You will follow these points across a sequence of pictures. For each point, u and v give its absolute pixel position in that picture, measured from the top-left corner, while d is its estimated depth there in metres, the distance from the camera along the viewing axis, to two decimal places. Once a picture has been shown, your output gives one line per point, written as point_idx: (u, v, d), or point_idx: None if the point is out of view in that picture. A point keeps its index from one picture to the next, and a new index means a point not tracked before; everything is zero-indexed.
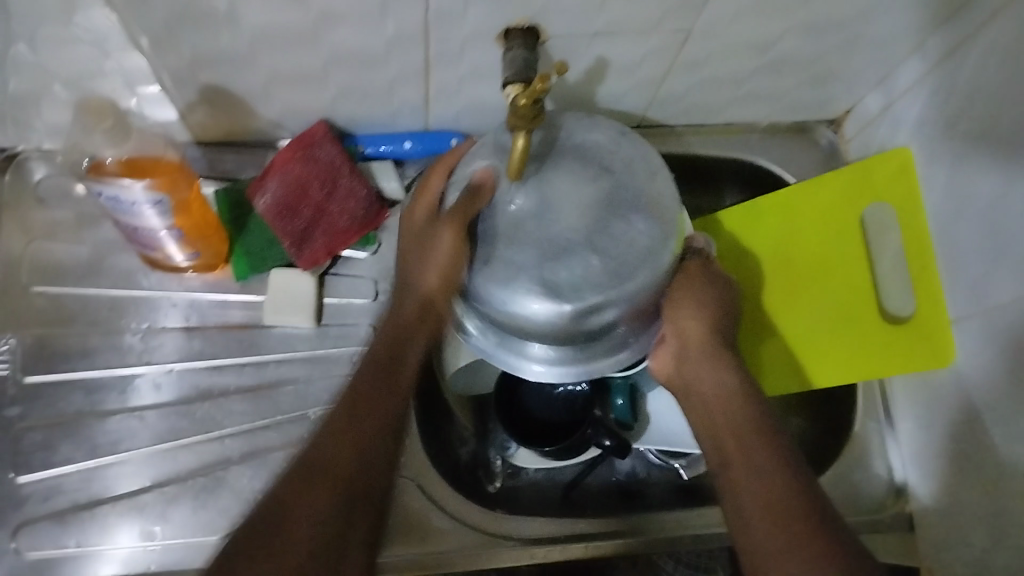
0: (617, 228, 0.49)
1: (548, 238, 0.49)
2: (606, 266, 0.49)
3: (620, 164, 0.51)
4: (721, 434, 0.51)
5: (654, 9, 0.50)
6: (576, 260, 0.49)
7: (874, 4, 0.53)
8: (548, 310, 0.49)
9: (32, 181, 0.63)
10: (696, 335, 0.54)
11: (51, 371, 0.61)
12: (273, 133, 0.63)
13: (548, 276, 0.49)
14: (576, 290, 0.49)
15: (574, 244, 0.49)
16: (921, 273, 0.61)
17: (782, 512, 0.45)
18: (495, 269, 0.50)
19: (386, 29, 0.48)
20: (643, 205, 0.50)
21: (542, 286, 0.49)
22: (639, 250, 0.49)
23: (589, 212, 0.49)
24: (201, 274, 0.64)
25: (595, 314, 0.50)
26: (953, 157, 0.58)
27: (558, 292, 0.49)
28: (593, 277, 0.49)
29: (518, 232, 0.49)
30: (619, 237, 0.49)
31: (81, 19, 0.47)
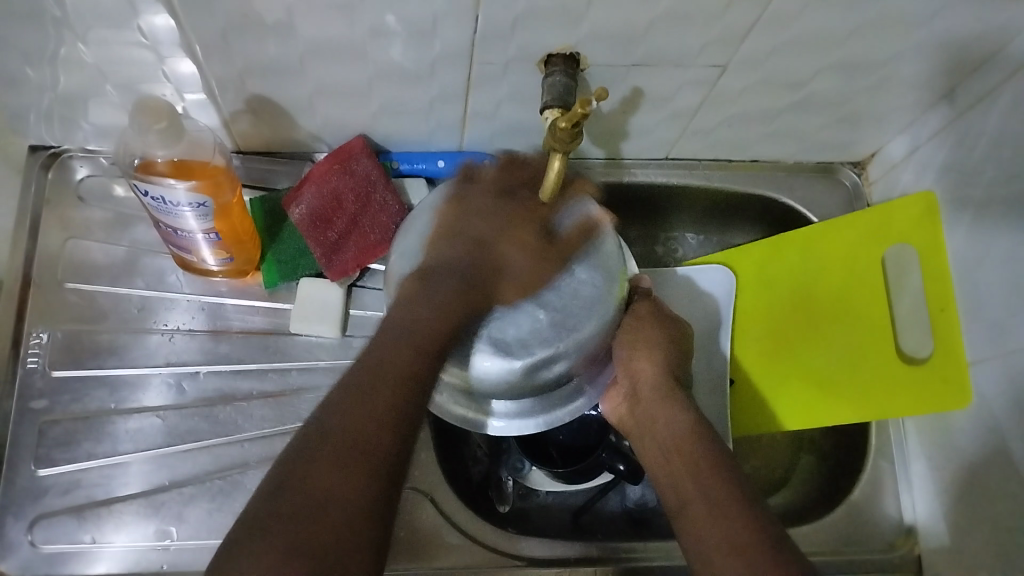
0: (564, 281, 0.51)
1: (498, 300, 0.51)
2: (552, 321, 0.51)
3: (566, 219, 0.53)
4: (674, 467, 0.53)
5: (693, 44, 0.51)
6: (523, 318, 0.51)
7: (911, 47, 0.54)
8: (499, 366, 0.51)
9: (74, 181, 0.65)
10: (648, 380, 0.58)
11: (79, 367, 0.62)
12: (311, 145, 0.64)
13: (495, 334, 0.51)
14: (522, 345, 0.51)
15: (520, 302, 0.51)
16: (942, 320, 0.61)
17: (735, 525, 0.47)
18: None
19: (433, 47, 0.50)
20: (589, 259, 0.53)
21: (493, 345, 0.51)
22: (582, 302, 0.52)
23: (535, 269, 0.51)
24: (229, 278, 0.65)
25: (545, 366, 0.51)
26: (975, 201, 0.59)
27: (508, 350, 0.51)
28: (543, 332, 0.51)
29: None
30: (563, 292, 0.51)
31: (141, 22, 0.47)
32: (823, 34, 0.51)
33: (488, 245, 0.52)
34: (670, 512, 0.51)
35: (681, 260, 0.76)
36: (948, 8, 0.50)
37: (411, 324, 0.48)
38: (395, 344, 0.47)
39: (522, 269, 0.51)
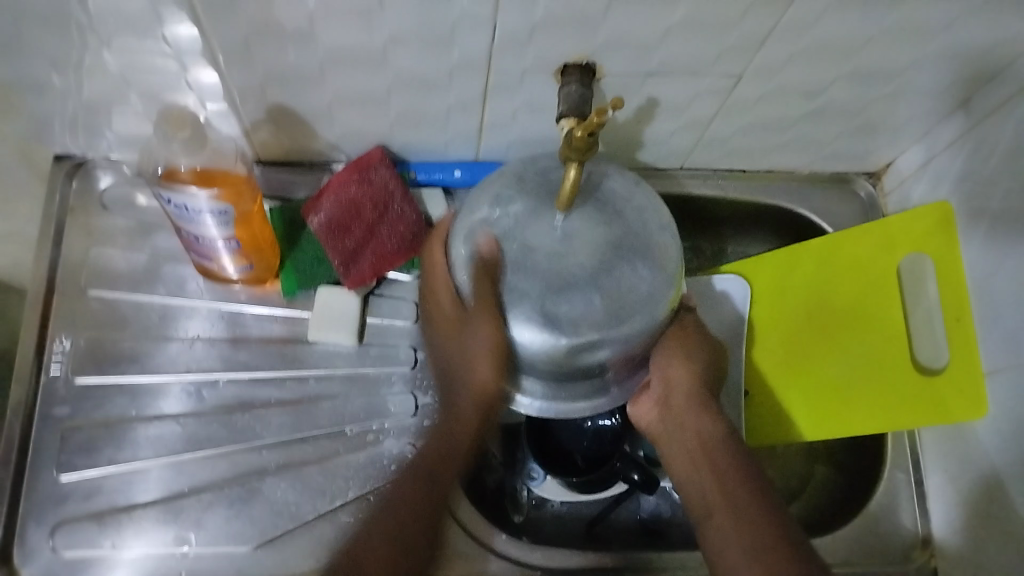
0: (623, 274, 0.49)
1: (553, 272, 0.49)
2: (606, 308, 0.48)
3: (634, 212, 0.52)
4: (703, 477, 0.54)
5: (707, 53, 0.51)
6: (578, 298, 0.48)
7: (925, 56, 0.54)
8: (542, 339, 0.49)
9: (97, 190, 0.67)
10: (681, 382, 0.57)
11: (100, 373, 0.62)
12: (329, 155, 0.65)
13: (549, 308, 0.48)
14: (572, 324, 0.48)
15: (578, 281, 0.48)
16: (958, 331, 0.60)
17: (761, 533, 0.49)
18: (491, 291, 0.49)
19: (450, 56, 0.51)
20: (649, 254, 0.50)
21: (543, 318, 0.48)
22: (639, 296, 0.49)
23: (597, 254, 0.49)
24: (248, 286, 0.66)
25: (588, 352, 0.49)
26: (991, 208, 0.59)
27: (558, 325, 0.48)
28: (596, 317, 0.48)
29: (526, 262, 0.49)
30: (624, 281, 0.49)
31: (165, 32, 0.48)
32: (837, 44, 0.52)
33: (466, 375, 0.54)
34: (693, 518, 0.53)
35: (695, 271, 0.76)
36: (962, 17, 0.50)
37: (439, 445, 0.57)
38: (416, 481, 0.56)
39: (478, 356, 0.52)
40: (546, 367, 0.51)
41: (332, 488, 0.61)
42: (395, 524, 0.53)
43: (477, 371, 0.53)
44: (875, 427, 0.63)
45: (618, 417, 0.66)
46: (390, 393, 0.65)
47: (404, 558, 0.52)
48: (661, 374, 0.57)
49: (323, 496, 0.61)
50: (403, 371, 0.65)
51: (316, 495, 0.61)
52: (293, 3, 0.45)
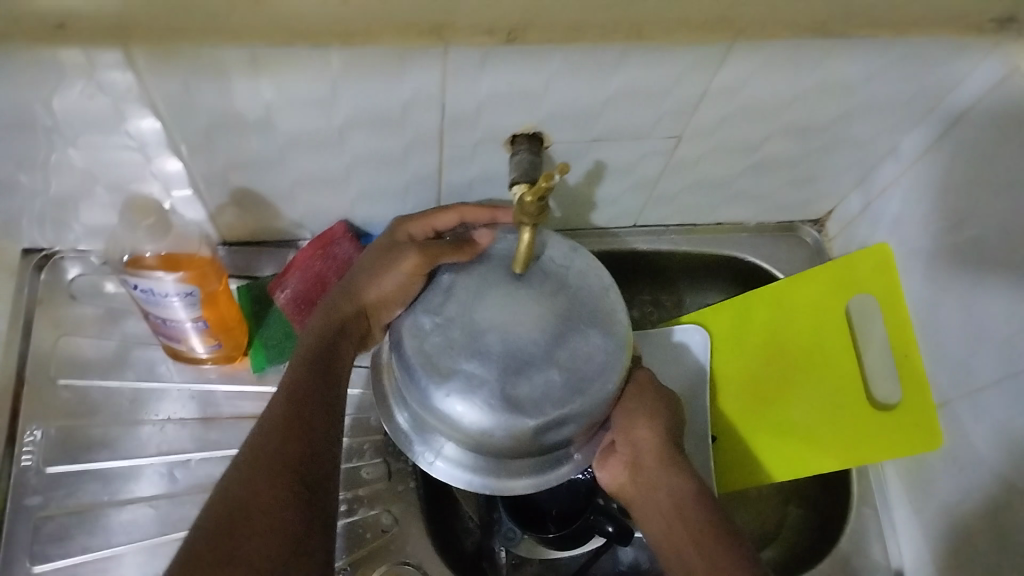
0: (579, 344, 0.51)
1: (511, 352, 0.50)
2: (566, 382, 0.50)
3: (575, 278, 0.54)
4: (683, 544, 0.55)
5: (647, 118, 0.54)
6: (538, 375, 0.50)
7: (852, 110, 0.58)
8: (504, 422, 0.49)
9: (66, 280, 0.68)
10: (648, 446, 0.59)
11: (72, 462, 0.62)
12: (293, 232, 0.67)
13: (509, 391, 0.49)
14: (535, 406, 0.49)
15: (536, 357, 0.50)
16: (908, 377, 0.63)
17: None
18: (452, 378, 0.50)
19: (404, 134, 0.53)
20: (599, 321, 0.52)
21: (505, 401, 0.49)
22: (596, 366, 0.51)
23: (548, 327, 0.51)
24: (218, 365, 0.67)
25: (555, 428, 0.50)
26: (930, 247, 0.63)
27: (521, 408, 0.49)
28: (557, 392, 0.50)
29: (481, 341, 0.50)
30: (578, 352, 0.51)
31: (129, 126, 0.50)
32: (769, 102, 0.55)
33: (360, 286, 0.57)
34: None
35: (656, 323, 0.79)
36: (881, 73, 0.54)
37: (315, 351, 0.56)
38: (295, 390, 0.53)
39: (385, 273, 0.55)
40: (508, 448, 0.52)
41: None
42: (293, 428, 0.51)
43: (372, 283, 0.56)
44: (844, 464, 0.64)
45: (590, 472, 0.67)
46: (362, 462, 0.66)
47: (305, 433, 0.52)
48: (627, 439, 0.59)
49: None
50: (374, 441, 0.67)
51: None
52: (251, 94, 0.47)
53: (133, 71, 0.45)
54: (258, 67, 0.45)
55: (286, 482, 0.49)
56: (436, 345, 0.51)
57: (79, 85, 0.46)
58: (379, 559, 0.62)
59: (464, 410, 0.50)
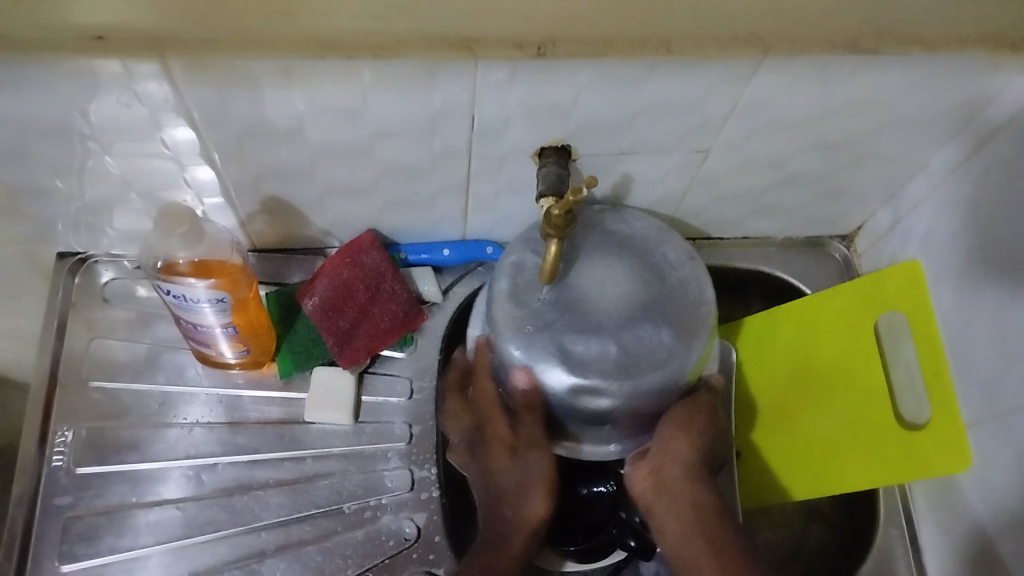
0: (648, 333, 0.53)
1: (582, 316, 0.53)
2: (620, 360, 0.53)
3: (677, 280, 0.56)
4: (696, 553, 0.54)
5: (674, 132, 0.55)
6: (596, 342, 0.53)
7: (882, 126, 0.57)
8: (555, 373, 0.53)
9: (99, 284, 0.69)
10: (677, 456, 0.58)
11: (102, 464, 0.64)
12: (322, 240, 0.68)
13: (566, 345, 0.53)
14: (583, 365, 0.52)
15: (602, 327, 0.53)
16: (936, 385, 0.62)
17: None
18: (519, 317, 0.54)
19: (433, 145, 0.53)
20: (678, 322, 0.54)
21: (559, 353, 0.53)
22: (654, 359, 0.53)
23: (627, 310, 0.54)
24: (245, 370, 0.68)
25: (590, 396, 0.53)
26: (959, 265, 0.62)
27: (570, 362, 0.52)
28: (607, 364, 0.52)
29: (558, 300, 0.54)
30: (644, 340, 0.53)
31: (164, 135, 0.51)
32: (797, 118, 0.55)
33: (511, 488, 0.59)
34: None
35: None
36: (910, 91, 0.54)
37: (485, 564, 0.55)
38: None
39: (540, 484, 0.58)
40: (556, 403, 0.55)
41: (331, 567, 0.62)
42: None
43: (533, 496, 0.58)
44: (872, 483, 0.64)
45: (613, 484, 0.67)
46: (386, 469, 0.66)
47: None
48: (659, 443, 0.58)
49: None
50: (398, 447, 0.66)
51: None
52: (284, 105, 0.48)
53: (169, 81, 0.45)
54: (291, 78, 0.46)
55: None
56: (524, 281, 0.55)
57: (116, 94, 0.47)
58: (400, 566, 0.63)
59: (517, 346, 0.53)
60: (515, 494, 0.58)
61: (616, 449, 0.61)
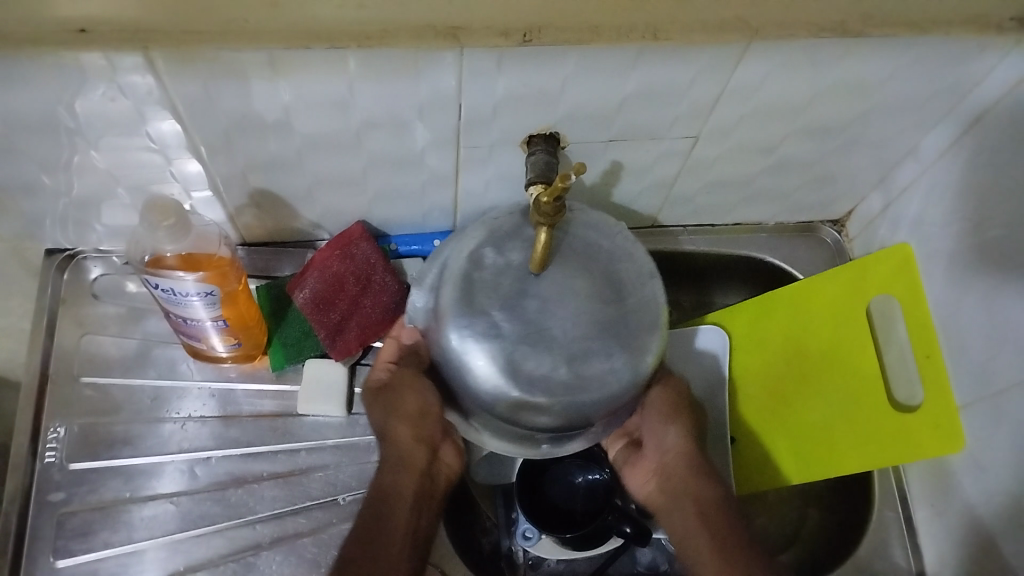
0: (600, 361, 0.50)
1: (536, 330, 0.50)
2: (569, 380, 0.50)
3: (635, 302, 0.53)
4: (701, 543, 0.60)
5: (662, 119, 0.54)
6: (547, 359, 0.50)
7: (871, 109, 0.57)
8: (496, 380, 0.50)
9: (89, 280, 0.68)
10: (675, 453, 0.63)
11: (95, 459, 0.63)
12: (311, 232, 0.68)
13: (516, 358, 0.50)
14: (530, 381, 0.50)
15: (555, 343, 0.50)
16: (929, 366, 0.62)
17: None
18: (473, 317, 0.51)
19: (421, 134, 0.53)
20: (631, 348, 0.51)
21: (507, 364, 0.50)
22: (603, 385, 0.50)
23: (584, 330, 0.50)
24: (237, 364, 0.68)
25: (531, 411, 0.51)
26: (950, 247, 0.62)
27: (517, 378, 0.50)
28: (554, 383, 0.50)
29: (514, 304, 0.51)
30: (594, 365, 0.50)
31: (149, 128, 0.50)
32: (786, 102, 0.55)
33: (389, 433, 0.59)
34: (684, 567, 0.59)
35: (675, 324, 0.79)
36: (899, 74, 0.53)
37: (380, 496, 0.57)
38: (362, 538, 0.54)
39: (407, 404, 0.59)
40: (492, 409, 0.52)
41: (327, 559, 0.62)
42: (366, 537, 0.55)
43: (403, 419, 0.59)
44: (862, 467, 0.64)
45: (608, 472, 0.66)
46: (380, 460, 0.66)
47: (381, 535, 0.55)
48: (656, 441, 0.64)
49: (319, 567, 0.62)
50: None
51: (312, 567, 0.61)
52: (269, 97, 0.48)
53: (153, 73, 0.45)
54: (276, 70, 0.46)
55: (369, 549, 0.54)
56: (482, 280, 0.52)
57: (101, 88, 0.46)
58: None
59: (468, 349, 0.51)
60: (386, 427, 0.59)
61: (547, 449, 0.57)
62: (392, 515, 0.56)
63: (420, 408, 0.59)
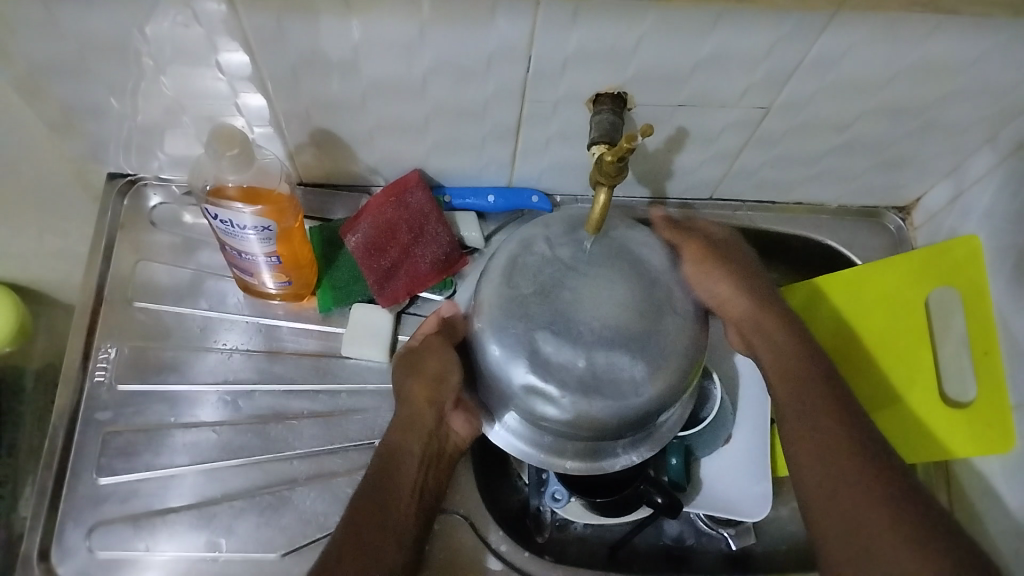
0: (620, 360, 0.49)
1: (561, 314, 0.50)
2: (584, 375, 0.49)
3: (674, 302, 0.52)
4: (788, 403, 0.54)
5: (735, 88, 0.53)
6: (567, 347, 0.49)
7: (954, 93, 0.55)
8: (514, 365, 0.50)
9: (148, 208, 0.69)
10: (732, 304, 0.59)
11: (143, 383, 0.65)
12: (368, 178, 0.68)
13: (536, 343, 0.50)
14: (545, 369, 0.50)
15: (579, 336, 0.49)
16: (984, 366, 0.62)
17: (887, 519, 0.45)
18: (506, 300, 0.51)
19: (488, 85, 0.53)
20: (656, 351, 0.50)
21: (528, 348, 0.50)
22: (618, 389, 0.49)
23: (610, 321, 0.50)
24: (286, 302, 0.68)
25: (542, 401, 0.51)
26: (1021, 243, 0.60)
27: (534, 358, 0.50)
28: (569, 375, 0.49)
29: (547, 288, 0.51)
30: (615, 364, 0.49)
31: (219, 59, 0.51)
32: (862, 80, 0.53)
33: (405, 398, 0.58)
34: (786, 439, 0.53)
35: None
36: (987, 58, 0.51)
37: (388, 455, 0.55)
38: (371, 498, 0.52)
39: (428, 366, 0.58)
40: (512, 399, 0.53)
41: None
42: (376, 502, 0.52)
43: (422, 380, 0.58)
44: (923, 454, 0.63)
45: None
46: None
47: (392, 499, 0.53)
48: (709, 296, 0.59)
49: None
50: None
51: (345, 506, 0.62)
52: (341, 35, 0.48)
53: (228, 3, 0.45)
54: (350, 6, 0.45)
55: (378, 517, 0.51)
56: (525, 264, 0.52)
57: (175, 14, 0.47)
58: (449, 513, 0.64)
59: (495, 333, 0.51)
60: (407, 394, 0.58)
61: (570, 467, 0.56)
62: (401, 477, 0.54)
63: (439, 373, 0.58)
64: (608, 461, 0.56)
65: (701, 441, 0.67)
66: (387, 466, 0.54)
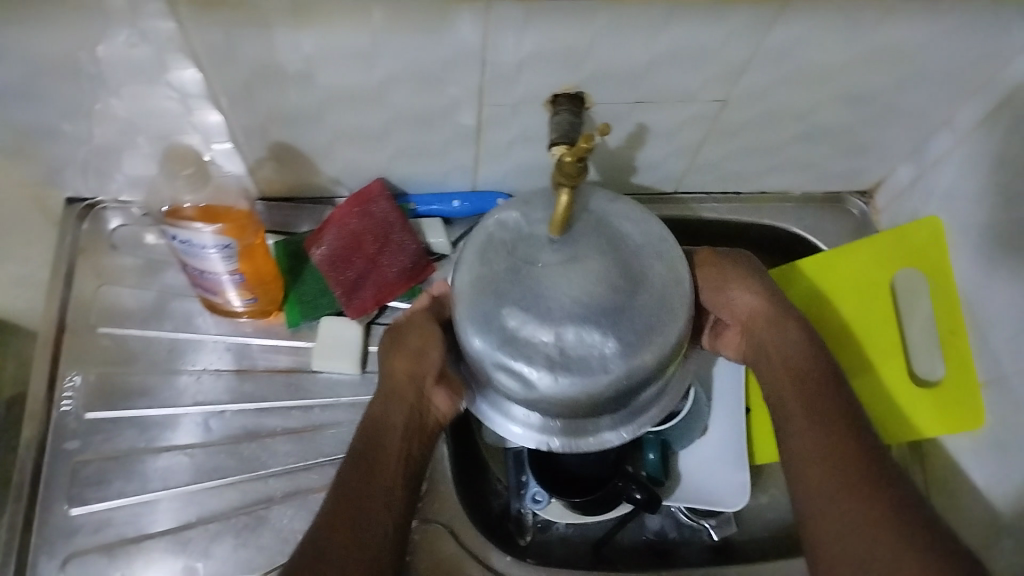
0: (591, 337, 0.48)
1: (530, 291, 0.49)
2: (553, 350, 0.48)
3: (656, 280, 0.50)
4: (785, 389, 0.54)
5: (692, 82, 0.53)
6: (536, 321, 0.48)
7: (909, 76, 0.56)
8: (482, 342, 0.49)
9: (108, 231, 0.68)
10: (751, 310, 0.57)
11: (111, 409, 0.64)
12: (331, 189, 0.67)
13: (504, 318, 0.49)
14: (513, 343, 0.48)
15: (552, 311, 0.48)
16: (953, 344, 0.62)
17: (875, 531, 0.46)
18: (480, 278, 0.50)
19: (445, 91, 0.52)
20: (632, 329, 0.48)
21: (497, 327, 0.49)
22: (589, 365, 0.48)
23: (584, 298, 0.48)
24: (254, 319, 0.67)
25: (508, 374, 0.49)
26: (982, 221, 0.60)
27: (500, 333, 0.49)
28: (535, 351, 0.48)
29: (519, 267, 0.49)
30: (585, 339, 0.48)
31: (171, 76, 0.50)
32: (818, 67, 0.53)
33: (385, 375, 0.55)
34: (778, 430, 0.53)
35: None
36: (938, 40, 0.52)
37: (372, 430, 0.53)
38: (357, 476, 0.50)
39: (409, 340, 0.55)
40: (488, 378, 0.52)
41: None
42: (363, 480, 0.50)
43: (402, 354, 0.55)
44: (896, 431, 0.63)
45: None
46: None
47: (378, 475, 0.51)
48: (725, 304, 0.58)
49: None
50: None
51: None
52: (293, 46, 0.47)
53: (176, 19, 0.45)
54: (301, 17, 0.45)
55: (365, 495, 0.49)
56: (502, 241, 0.51)
57: (125, 32, 0.46)
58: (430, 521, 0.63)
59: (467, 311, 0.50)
60: (388, 369, 0.55)
61: (556, 445, 0.53)
62: (385, 451, 0.52)
63: (421, 347, 0.55)
64: (589, 440, 0.53)
65: (677, 435, 0.68)
66: (370, 443, 0.52)
